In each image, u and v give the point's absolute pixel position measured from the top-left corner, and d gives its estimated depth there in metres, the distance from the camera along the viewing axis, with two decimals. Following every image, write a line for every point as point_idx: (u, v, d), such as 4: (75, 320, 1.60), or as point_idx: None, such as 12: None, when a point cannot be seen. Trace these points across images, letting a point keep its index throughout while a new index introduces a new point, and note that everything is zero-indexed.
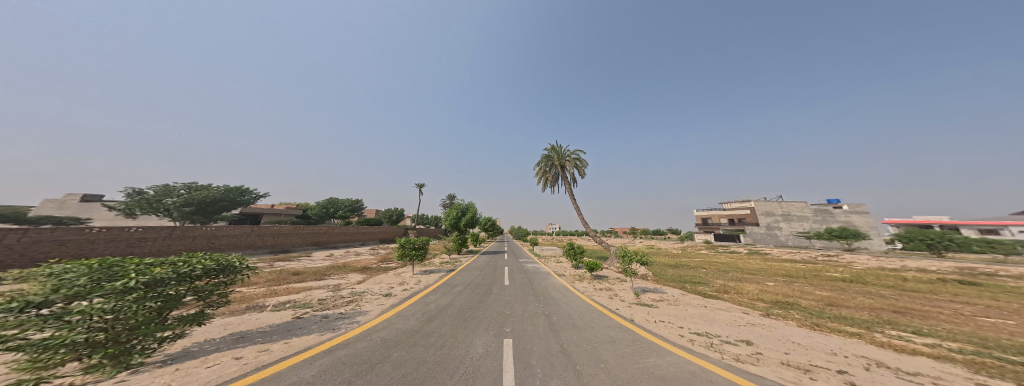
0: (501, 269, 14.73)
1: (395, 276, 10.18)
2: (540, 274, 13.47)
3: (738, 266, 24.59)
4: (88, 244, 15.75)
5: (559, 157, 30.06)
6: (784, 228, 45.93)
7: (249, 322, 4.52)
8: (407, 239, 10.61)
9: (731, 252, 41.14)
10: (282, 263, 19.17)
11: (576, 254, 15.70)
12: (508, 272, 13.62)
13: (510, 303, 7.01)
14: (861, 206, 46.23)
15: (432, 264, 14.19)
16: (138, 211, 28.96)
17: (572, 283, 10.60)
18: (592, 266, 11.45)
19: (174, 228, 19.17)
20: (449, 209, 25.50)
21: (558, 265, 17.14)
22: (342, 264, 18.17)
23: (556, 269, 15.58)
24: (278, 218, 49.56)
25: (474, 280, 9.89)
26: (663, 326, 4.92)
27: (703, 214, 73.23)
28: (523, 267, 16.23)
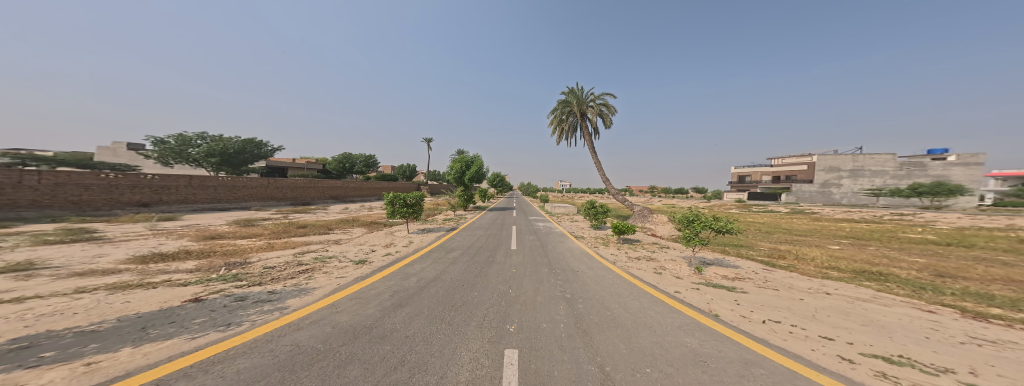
0: (508, 229, 13.28)
1: (385, 234, 8.57)
2: (553, 236, 11.74)
3: (785, 226, 21.70)
4: (114, 190, 13.80)
5: (578, 102, 26.27)
6: (844, 186, 41.39)
7: (98, 308, 2.74)
8: (397, 196, 8.76)
9: (770, 212, 37.55)
10: (295, 213, 18.69)
11: (597, 213, 13.61)
12: (516, 232, 12.06)
13: (516, 278, 5.21)
14: (971, 158, 37.76)
15: (436, 223, 12.79)
16: (172, 161, 29.42)
17: (595, 249, 8.63)
18: (621, 228, 9.27)
19: (192, 176, 16.95)
20: (453, 164, 23.36)
21: (574, 225, 15.23)
22: (351, 218, 17.36)
23: (573, 229, 13.69)
24: (300, 173, 50.14)
25: (475, 243, 8.20)
26: (797, 339, 2.75)
27: (741, 172, 67.06)
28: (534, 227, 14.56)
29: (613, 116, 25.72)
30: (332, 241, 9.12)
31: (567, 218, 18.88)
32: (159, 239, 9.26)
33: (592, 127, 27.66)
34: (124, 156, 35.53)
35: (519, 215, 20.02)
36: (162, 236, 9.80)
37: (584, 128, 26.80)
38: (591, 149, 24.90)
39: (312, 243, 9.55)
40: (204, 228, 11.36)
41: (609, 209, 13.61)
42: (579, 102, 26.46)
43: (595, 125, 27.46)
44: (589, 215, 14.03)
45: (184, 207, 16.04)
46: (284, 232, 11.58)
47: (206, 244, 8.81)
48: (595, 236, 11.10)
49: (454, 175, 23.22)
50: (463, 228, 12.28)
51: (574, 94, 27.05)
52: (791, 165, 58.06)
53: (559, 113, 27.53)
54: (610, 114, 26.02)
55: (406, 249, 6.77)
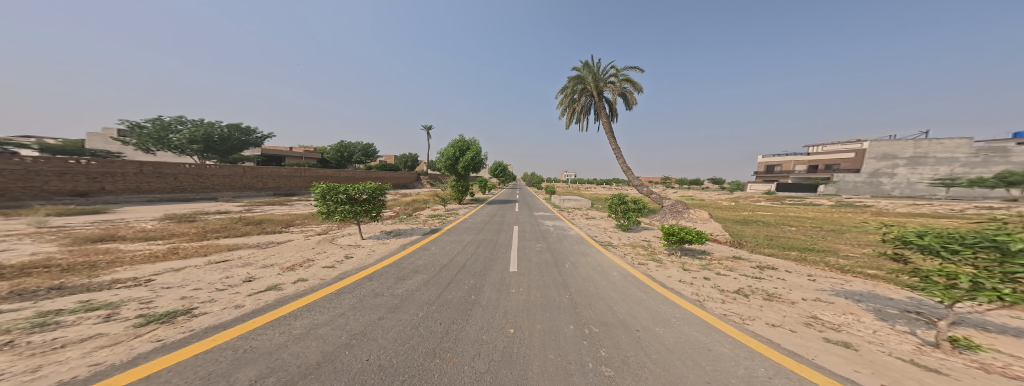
0: (509, 232, 10.20)
1: (316, 244, 5.64)
2: (568, 243, 8.63)
3: (845, 224, 18.23)
4: (34, 177, 11.62)
5: (592, 78, 22.64)
6: (898, 175, 43.03)
7: None
8: (335, 186, 6.06)
9: (810, 206, 33.73)
10: (268, 205, 16.31)
11: (628, 211, 10.24)
12: (518, 238, 8.97)
13: (516, 380, 2.40)
14: None
15: (414, 224, 9.85)
16: (152, 147, 28.80)
17: (638, 267, 5.57)
18: (673, 232, 6.05)
19: (145, 163, 14.81)
20: (442, 156, 20.41)
21: (590, 223, 12.16)
22: None
23: (590, 230, 10.66)
24: (296, 162, 49.05)
25: (455, 268, 5.55)
26: None
27: (770, 161, 62.39)
28: (540, 227, 11.52)
29: (636, 95, 22.01)
30: (252, 248, 6.32)
31: (581, 215, 15.66)
32: (25, 239, 6.68)
33: (609, 108, 24.01)
34: (108, 144, 33.68)
35: (522, 210, 16.83)
36: (42, 233, 7.27)
37: (600, 108, 23.19)
38: (609, 133, 21.41)
39: (236, 247, 6.83)
40: (120, 223, 8.85)
41: (644, 204, 10.19)
42: (595, 78, 22.75)
43: (613, 106, 23.78)
44: (616, 212, 10.62)
45: (136, 197, 14.00)
46: (218, 230, 8.87)
47: (76, 248, 6.15)
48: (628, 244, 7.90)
49: (445, 168, 20.44)
50: (448, 231, 9.28)
51: (589, 68, 23.27)
52: (831, 154, 53.21)
53: (570, 92, 23.90)
54: (631, 92, 22.28)
55: (320, 279, 3.82)
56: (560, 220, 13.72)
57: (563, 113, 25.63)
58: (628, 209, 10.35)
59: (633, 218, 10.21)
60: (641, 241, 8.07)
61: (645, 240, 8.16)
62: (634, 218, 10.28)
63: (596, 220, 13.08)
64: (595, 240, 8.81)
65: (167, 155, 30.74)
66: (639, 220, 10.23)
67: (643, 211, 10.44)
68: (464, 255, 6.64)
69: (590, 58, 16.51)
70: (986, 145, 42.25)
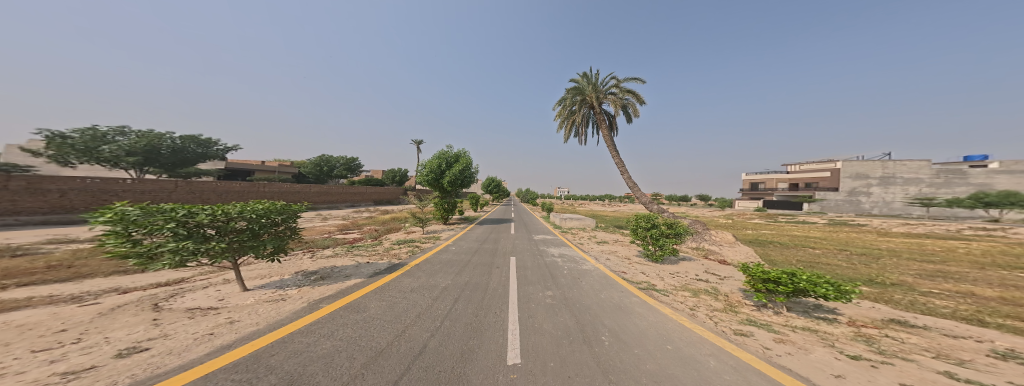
0: (507, 271, 7.29)
1: (102, 316, 2.71)
2: (595, 291, 5.78)
3: (864, 248, 16.95)
4: None
5: (592, 88, 21.38)
6: (874, 195, 44.83)
7: None
8: (159, 211, 3.67)
9: (803, 225, 33.52)
10: None
11: (659, 237, 7.80)
12: (519, 283, 6.09)
13: None
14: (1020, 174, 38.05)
15: (367, 257, 6.86)
16: (74, 159, 23.86)
17: (762, 360, 3.00)
18: (774, 278, 3.91)
19: (11, 176, 11.60)
20: (422, 169, 17.14)
21: (604, 250, 9.75)
22: None
23: (610, 262, 8.18)
24: (265, 176, 44.77)
25: (393, 364, 2.81)
26: None
27: (753, 179, 64.10)
28: (545, 259, 8.87)
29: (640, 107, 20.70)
30: (18, 312, 3.34)
31: (589, 238, 13.14)
32: None
33: (610, 121, 22.60)
34: (24, 155, 28.62)
35: (521, 233, 13.96)
36: None
37: (600, 121, 21.69)
38: (610, 146, 19.67)
39: (11, 306, 3.80)
40: None
41: (683, 229, 7.68)
42: (594, 89, 21.47)
43: (614, 119, 22.39)
44: (644, 239, 8.12)
45: None
46: (55, 268, 5.79)
47: None
48: (686, 293, 5.30)
49: (427, 183, 17.29)
50: (416, 270, 6.27)
51: (588, 80, 22.05)
52: (810, 173, 55.11)
53: (569, 103, 22.52)
54: (634, 104, 21.01)
55: None
56: (569, 247, 10.98)
57: (561, 125, 24.14)
58: (661, 237, 7.86)
59: (670, 246, 7.70)
60: (700, 287, 5.52)
61: (706, 285, 5.61)
62: (669, 247, 7.84)
63: (610, 247, 10.61)
64: (633, 284, 6.04)
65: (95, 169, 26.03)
66: (676, 249, 7.78)
67: (681, 236, 7.96)
68: (425, 324, 3.79)
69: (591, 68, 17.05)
70: (948, 168, 45.13)
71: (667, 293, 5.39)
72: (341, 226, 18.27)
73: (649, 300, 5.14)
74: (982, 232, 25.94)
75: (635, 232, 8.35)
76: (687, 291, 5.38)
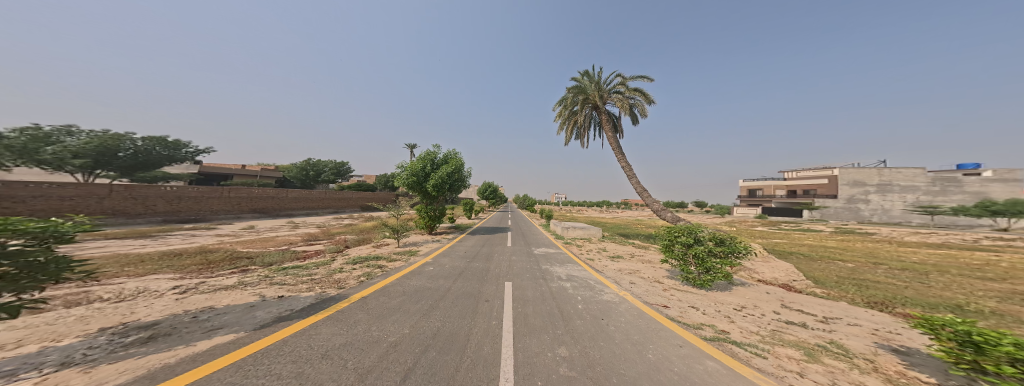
0: (499, 308, 5.16)
1: None
2: (633, 348, 3.65)
3: (893, 261, 15.35)
4: None
5: (595, 86, 19.74)
6: (873, 202, 44.10)
7: None
8: None
9: (809, 233, 32.11)
10: (118, 243, 10.55)
11: (704, 257, 5.68)
12: (514, 337, 3.97)
13: None
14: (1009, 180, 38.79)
15: (290, 287, 4.61)
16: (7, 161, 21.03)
17: None
18: None
19: None
20: (403, 170, 14.69)
21: (622, 272, 7.66)
22: (203, 255, 9.40)
23: (636, 289, 6.05)
24: (244, 180, 42.00)
25: None
26: None
27: (750, 185, 63.34)
28: (550, 288, 6.70)
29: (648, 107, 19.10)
30: None
31: (599, 252, 11.01)
32: None
33: (615, 122, 20.94)
34: None
35: (518, 246, 11.71)
36: None
37: (604, 121, 19.97)
38: (616, 148, 17.86)
39: None
40: None
41: (743, 245, 5.52)
42: (598, 88, 19.84)
43: (619, 120, 20.73)
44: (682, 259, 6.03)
45: None
46: None
47: None
48: (797, 355, 3.10)
49: (408, 186, 14.89)
50: (355, 313, 4.09)
51: (590, 78, 20.46)
52: (807, 179, 54.43)
53: (570, 103, 20.88)
54: (641, 104, 19.40)
55: None
56: (580, 267, 8.78)
57: (561, 127, 22.41)
58: (709, 256, 5.74)
59: (724, 269, 5.54)
60: (814, 342, 3.31)
61: (819, 335, 3.43)
62: (721, 269, 5.70)
63: (629, 266, 8.50)
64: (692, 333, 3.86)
65: (38, 173, 23.19)
66: (730, 273, 5.62)
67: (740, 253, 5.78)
68: None
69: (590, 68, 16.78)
70: (944, 174, 44.74)
71: (763, 353, 3.19)
72: (310, 236, 15.88)
73: (737, 369, 2.98)
74: (1000, 242, 24.68)
75: (668, 249, 6.28)
76: (798, 350, 3.17)
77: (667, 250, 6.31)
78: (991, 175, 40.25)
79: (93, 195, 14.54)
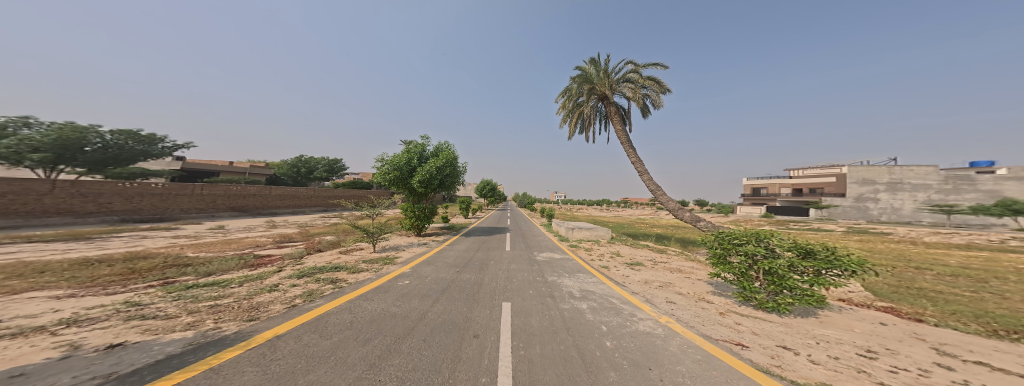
0: (489, 353, 3.45)
1: None
2: None
3: (934, 265, 13.77)
4: None
5: (603, 75, 18.10)
6: (882, 200, 42.78)
7: None
8: None
9: (821, 233, 30.64)
10: (42, 249, 8.90)
11: (779, 274, 4.13)
12: None
13: None
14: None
15: (146, 329, 2.89)
16: None
17: None
18: None
19: None
20: (382, 165, 12.85)
21: (652, 290, 6.06)
22: (136, 261, 7.77)
23: (684, 319, 4.44)
24: (230, 177, 40.09)
25: None
26: None
27: (754, 183, 61.93)
28: (562, 316, 5.07)
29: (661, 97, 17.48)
30: None
31: (613, 258, 9.32)
32: None
33: (623, 115, 19.31)
34: None
35: (518, 250, 9.98)
36: None
37: (612, 114, 18.38)
38: (626, 141, 16.21)
39: None
40: None
41: (847, 260, 3.85)
42: (605, 77, 18.20)
43: (628, 112, 19.09)
44: (744, 275, 4.52)
45: None
46: None
47: None
48: None
49: (389, 184, 13.12)
50: (236, 378, 2.40)
51: (597, 66, 18.79)
52: (814, 177, 52.97)
53: (575, 94, 19.27)
54: (653, 95, 17.78)
55: None
56: (596, 280, 7.09)
57: (565, 120, 20.76)
58: (790, 272, 4.13)
59: (814, 290, 3.94)
60: None
61: None
62: (811, 290, 4.05)
63: (658, 279, 6.81)
64: None
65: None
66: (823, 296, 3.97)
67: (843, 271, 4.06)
68: None
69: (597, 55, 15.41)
70: (956, 172, 43.41)
71: None
72: (284, 237, 14.11)
73: None
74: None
75: (722, 262, 4.81)
76: None
77: (720, 264, 4.84)
78: (1005, 173, 38.94)
79: (31, 192, 12.67)
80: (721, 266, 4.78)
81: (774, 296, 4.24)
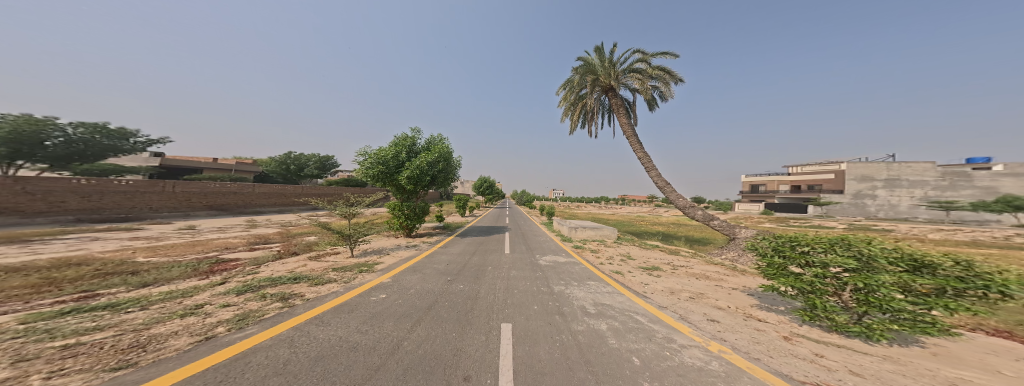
0: None
1: None
2: None
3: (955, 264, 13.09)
4: None
5: (608, 66, 17.01)
6: (880, 197, 42.67)
7: None
8: None
9: (824, 230, 30.12)
10: None
11: (873, 298, 3.02)
12: None
13: None
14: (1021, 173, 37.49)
15: None
16: None
17: None
18: None
19: None
20: (367, 159, 11.62)
21: (682, 305, 4.98)
22: (65, 269, 6.52)
23: (744, 351, 3.36)
24: (214, 174, 38.13)
25: None
26: None
27: (752, 180, 61.70)
28: (577, 343, 3.97)
29: (670, 88, 16.46)
30: None
31: (624, 261, 8.19)
32: None
33: (629, 108, 18.27)
34: None
35: (518, 253, 8.84)
36: None
37: (617, 107, 17.37)
38: (632, 134, 15.20)
39: None
40: None
41: (998, 280, 2.62)
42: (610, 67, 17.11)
43: (634, 105, 18.09)
44: (815, 291, 3.48)
45: None
46: None
47: None
48: None
49: (375, 179, 11.90)
50: None
51: (602, 56, 17.68)
52: (812, 174, 52.74)
53: (578, 86, 18.21)
54: (661, 86, 16.74)
55: None
56: (610, 290, 5.89)
57: (567, 114, 19.67)
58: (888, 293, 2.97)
59: (933, 317, 2.78)
60: None
61: None
62: (923, 317, 2.87)
63: (685, 289, 5.76)
64: None
65: None
66: (943, 327, 2.75)
67: (986, 293, 2.72)
68: None
69: (603, 44, 14.42)
70: (953, 168, 43.41)
71: None
72: (259, 238, 12.81)
73: None
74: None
75: (782, 273, 3.79)
76: None
77: (778, 276, 3.84)
78: (1002, 168, 38.94)
79: None
80: (780, 279, 3.77)
81: (864, 320, 3.21)
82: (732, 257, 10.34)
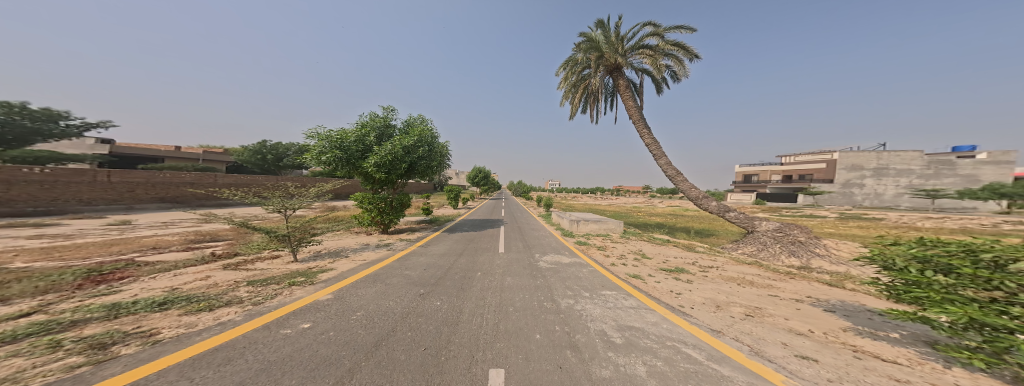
0: None
1: None
2: None
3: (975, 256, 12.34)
4: None
5: (614, 43, 15.25)
6: (868, 186, 43.19)
7: None
8: None
9: (820, 219, 29.88)
10: None
11: None
12: None
13: None
14: (1004, 162, 38.19)
15: None
16: None
17: None
18: None
19: None
20: (324, 140, 9.62)
21: (742, 332, 3.56)
22: None
23: None
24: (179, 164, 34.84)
25: None
26: None
27: (745, 170, 61.82)
28: None
29: (683, 68, 14.89)
30: None
31: (640, 261, 6.79)
32: None
33: (637, 90, 16.71)
34: None
35: (514, 253, 7.33)
36: None
37: (623, 89, 15.78)
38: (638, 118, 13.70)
39: None
40: None
41: None
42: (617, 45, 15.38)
43: (641, 88, 16.51)
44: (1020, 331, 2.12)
45: None
46: None
47: None
48: None
49: (336, 165, 9.93)
50: None
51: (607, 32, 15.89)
52: (804, 163, 52.97)
53: (580, 66, 16.46)
54: (673, 66, 15.14)
55: None
56: (636, 305, 4.46)
57: (568, 97, 17.99)
58: None
59: None
60: None
61: None
62: None
63: (735, 305, 4.34)
64: None
65: None
66: None
67: None
68: None
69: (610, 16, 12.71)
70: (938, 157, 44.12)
71: None
72: (207, 234, 10.90)
73: None
74: (1022, 227, 23.11)
75: (944, 299, 2.43)
76: None
77: (935, 304, 2.49)
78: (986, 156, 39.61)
79: None
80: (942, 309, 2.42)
81: None
82: (753, 253, 9.18)
